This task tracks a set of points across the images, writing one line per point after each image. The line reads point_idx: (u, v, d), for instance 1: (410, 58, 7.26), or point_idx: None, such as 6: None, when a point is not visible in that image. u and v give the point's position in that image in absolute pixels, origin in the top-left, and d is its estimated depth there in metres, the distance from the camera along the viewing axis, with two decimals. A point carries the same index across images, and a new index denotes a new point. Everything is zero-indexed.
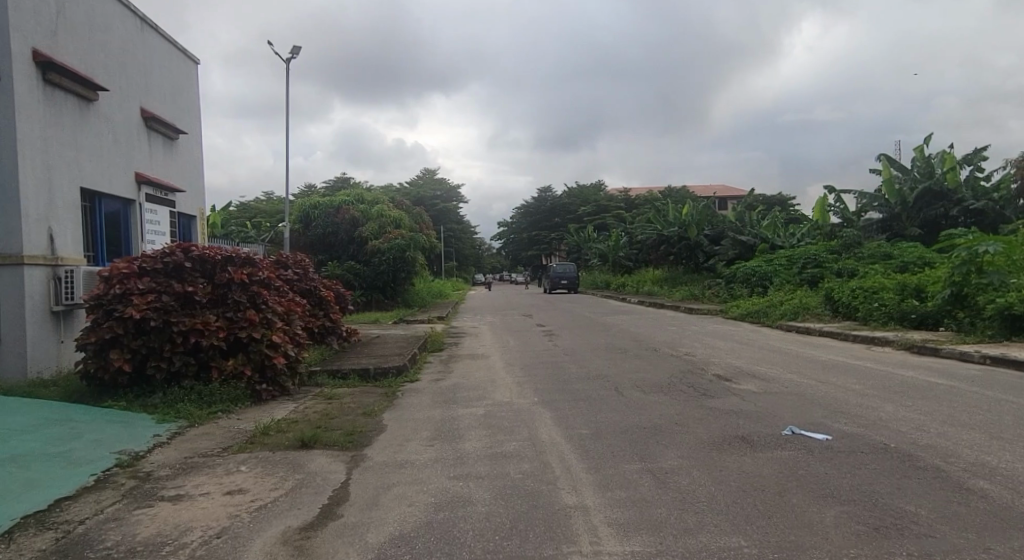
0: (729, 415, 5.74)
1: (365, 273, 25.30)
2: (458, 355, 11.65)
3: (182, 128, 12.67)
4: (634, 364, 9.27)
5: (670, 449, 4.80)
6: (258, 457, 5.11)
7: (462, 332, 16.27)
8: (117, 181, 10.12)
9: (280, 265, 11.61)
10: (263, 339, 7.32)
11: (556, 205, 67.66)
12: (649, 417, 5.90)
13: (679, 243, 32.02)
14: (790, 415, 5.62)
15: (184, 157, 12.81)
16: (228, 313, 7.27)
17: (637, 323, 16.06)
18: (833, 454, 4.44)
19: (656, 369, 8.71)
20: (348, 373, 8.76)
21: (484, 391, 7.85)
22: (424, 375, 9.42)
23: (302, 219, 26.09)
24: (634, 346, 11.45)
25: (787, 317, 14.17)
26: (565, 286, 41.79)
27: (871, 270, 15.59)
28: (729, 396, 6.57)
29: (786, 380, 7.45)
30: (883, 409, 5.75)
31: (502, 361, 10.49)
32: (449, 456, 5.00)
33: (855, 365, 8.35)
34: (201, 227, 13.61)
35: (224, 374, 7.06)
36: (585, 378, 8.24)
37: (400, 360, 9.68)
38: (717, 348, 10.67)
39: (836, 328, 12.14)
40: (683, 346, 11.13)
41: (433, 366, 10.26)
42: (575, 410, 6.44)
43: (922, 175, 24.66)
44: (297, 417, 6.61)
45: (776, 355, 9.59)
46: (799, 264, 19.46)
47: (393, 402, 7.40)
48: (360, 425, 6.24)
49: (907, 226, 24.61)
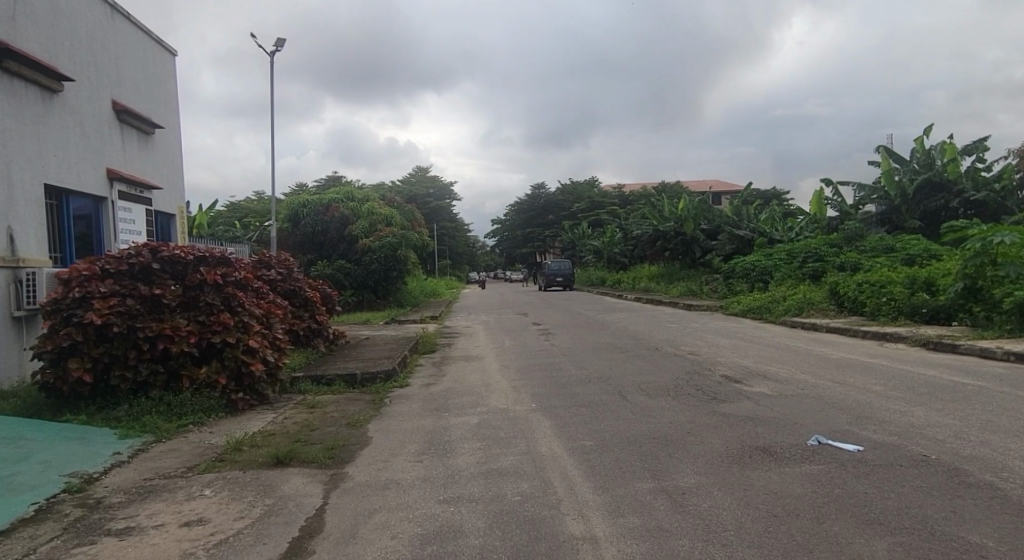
0: (746, 422, 5.25)
1: (355, 272, 24.74)
2: (452, 357, 11.13)
3: (159, 122, 12.08)
4: (636, 364, 8.78)
5: (686, 464, 4.30)
6: (225, 478, 4.58)
7: (455, 332, 15.75)
8: (87, 178, 9.54)
9: (263, 264, 11.07)
10: (238, 344, 6.80)
11: (549, 201, 67.17)
12: (658, 425, 5.40)
13: (675, 238, 31.60)
14: (813, 422, 5.13)
15: (161, 152, 12.21)
16: (200, 317, 6.74)
17: (635, 321, 15.60)
18: (869, 469, 3.95)
19: (660, 369, 8.22)
20: (333, 379, 8.23)
21: (478, 397, 7.33)
22: (414, 379, 8.90)
23: (291, 217, 25.49)
24: (634, 345, 10.97)
25: (791, 312, 13.74)
26: (560, 283, 41.34)
27: (875, 263, 15.19)
28: (742, 401, 6.08)
29: (800, 381, 6.97)
30: (912, 413, 5.28)
31: (497, 363, 9.99)
32: (439, 474, 4.48)
33: (871, 364, 7.88)
34: (181, 225, 13.03)
35: (196, 383, 6.54)
36: (586, 381, 7.73)
37: (389, 363, 9.16)
38: (722, 347, 10.19)
39: (844, 323, 11.71)
40: (686, 344, 10.65)
41: (425, 369, 9.73)
42: (576, 418, 5.94)
43: (922, 167, 24.34)
44: (274, 429, 6.08)
45: (785, 353, 9.11)
46: (799, 258, 19.05)
47: (380, 410, 6.88)
48: (343, 438, 5.71)
49: (907, 218, 24.28)
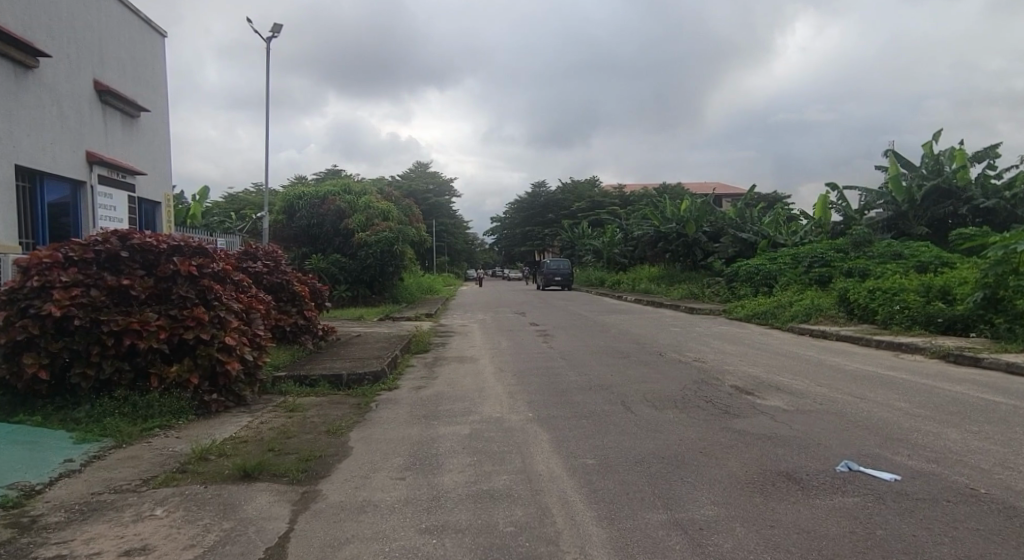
0: (765, 442, 4.76)
1: (350, 267, 24.22)
2: (445, 358, 10.63)
3: (145, 106, 11.55)
4: (639, 371, 8.28)
5: (702, 492, 3.79)
6: (182, 495, 4.07)
7: (450, 331, 15.24)
8: (63, 160, 9.02)
9: (248, 256, 10.59)
10: (213, 342, 6.30)
11: (550, 200, 66.71)
12: (667, 442, 4.91)
13: (677, 240, 31.14)
14: (840, 444, 4.63)
15: (146, 137, 11.67)
16: (172, 311, 6.24)
17: (636, 324, 15.10)
18: (912, 504, 3.47)
19: (665, 378, 7.73)
20: (317, 379, 7.74)
21: (470, 403, 6.83)
22: (403, 381, 8.40)
23: (285, 210, 24.95)
24: (636, 350, 10.47)
25: (798, 319, 13.25)
26: (559, 282, 40.87)
27: (885, 270, 14.75)
28: (757, 417, 5.60)
29: (817, 395, 6.49)
30: (947, 435, 4.79)
31: (492, 366, 9.48)
32: (422, 496, 3.98)
33: (890, 377, 7.40)
34: (167, 214, 12.51)
35: (165, 383, 6.03)
36: (586, 388, 7.22)
37: (378, 363, 8.66)
38: (729, 354, 9.69)
39: (855, 332, 11.23)
40: (692, 351, 10.16)
41: (415, 371, 9.22)
42: (576, 432, 5.45)
43: (931, 172, 23.91)
44: (248, 435, 5.57)
45: (796, 363, 8.61)
46: (804, 262, 18.58)
47: (364, 416, 6.38)
48: (320, 448, 5.21)
49: (914, 224, 23.89)
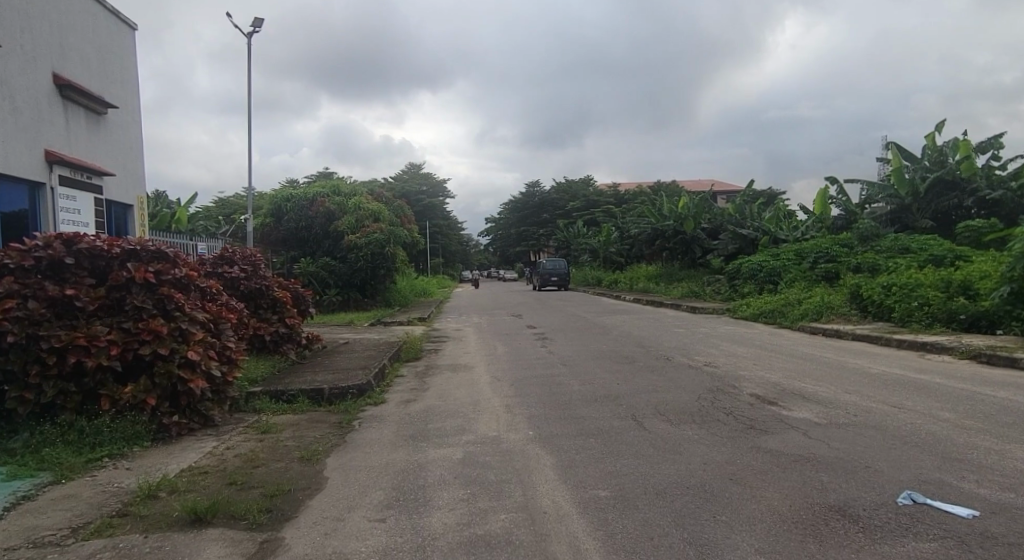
0: (805, 466, 4.09)
1: (340, 270, 23.50)
2: (438, 366, 9.94)
3: (113, 102, 10.85)
4: (648, 379, 7.61)
5: (742, 537, 3.12)
6: (115, 548, 3.36)
7: (444, 336, 14.54)
8: (18, 159, 8.30)
9: (224, 260, 9.86)
10: (174, 357, 5.63)
11: (544, 200, 66.08)
12: (691, 467, 4.24)
13: (675, 238, 30.54)
14: (892, 468, 3.97)
15: (115, 136, 10.97)
16: (126, 324, 5.56)
17: (638, 325, 14.45)
18: (1007, 552, 2.80)
19: (677, 386, 7.06)
20: (296, 394, 7.05)
21: (463, 420, 6.14)
22: (392, 395, 7.71)
23: (273, 212, 24.19)
24: (641, 354, 9.81)
25: (809, 317, 12.61)
26: (555, 283, 40.22)
27: (895, 265, 14.17)
28: (790, 433, 4.94)
29: (850, 405, 5.83)
30: (1014, 455, 4.14)
31: (488, 375, 8.79)
32: (404, 546, 3.29)
33: (923, 381, 6.75)
34: (140, 217, 11.79)
35: (119, 405, 5.35)
36: (591, 401, 6.55)
37: (364, 375, 7.96)
38: (742, 358, 9.04)
39: (872, 331, 10.62)
40: (701, 354, 9.50)
41: (404, 382, 8.53)
42: (585, 454, 4.77)
43: (934, 164, 23.44)
44: (208, 465, 4.86)
45: (816, 367, 7.96)
46: (809, 258, 17.99)
47: (345, 437, 5.70)
48: (290, 479, 4.51)
49: (918, 218, 23.40)
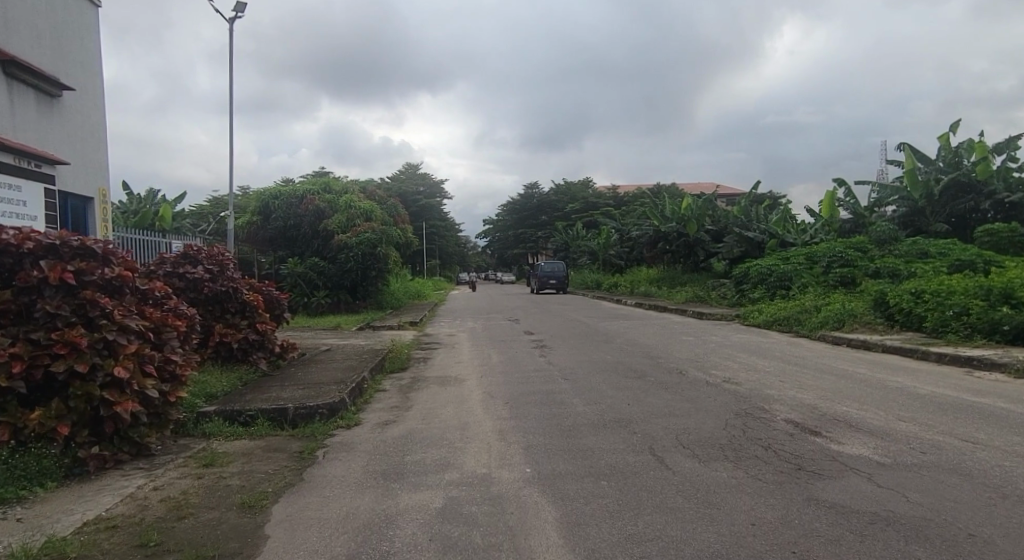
0: (890, 534, 3.10)
1: (330, 271, 22.46)
2: (425, 379, 8.93)
3: (69, 84, 9.81)
4: (662, 400, 6.64)
5: None
6: None
7: (435, 343, 13.54)
8: None
9: (187, 258, 8.78)
10: (96, 377, 4.63)
11: (543, 202, 65.20)
12: (738, 531, 3.24)
13: (677, 240, 29.60)
14: (1010, 539, 2.99)
15: (71, 121, 9.93)
16: (35, 333, 4.59)
17: (644, 332, 13.49)
18: None
19: (698, 410, 6.07)
20: (255, 415, 6.09)
21: (448, 451, 5.15)
22: (369, 415, 6.72)
23: (260, 210, 23.15)
24: (651, 367, 8.83)
25: (830, 326, 11.65)
26: (553, 285, 39.26)
27: (920, 270, 13.26)
28: (852, 478, 3.95)
29: (912, 437, 4.86)
30: None
31: (479, 391, 7.78)
32: None
33: (986, 406, 5.79)
34: (101, 211, 10.74)
35: (22, 434, 4.37)
36: (600, 428, 5.57)
37: (337, 391, 6.96)
38: (767, 373, 8.04)
39: (903, 343, 9.69)
40: (718, 369, 8.50)
41: (386, 399, 7.54)
42: (596, 504, 3.78)
43: (949, 166, 22.56)
44: (122, 514, 3.85)
45: (854, 386, 6.97)
46: (823, 262, 17.07)
47: (304, 473, 4.70)
48: (220, 539, 3.50)
49: (931, 221, 22.59)
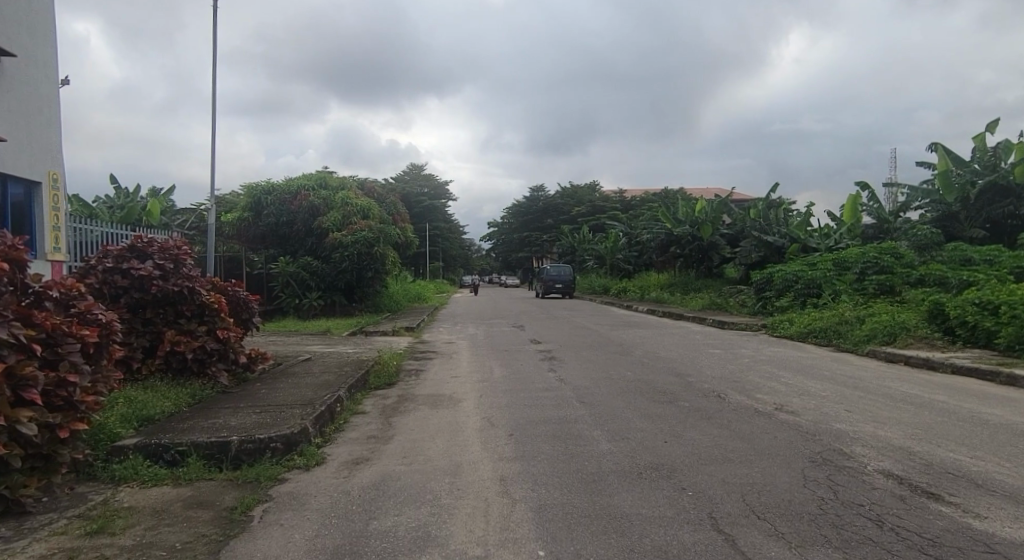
0: None
1: (323, 271, 21.17)
2: (413, 398, 7.55)
3: (11, 50, 8.50)
4: (707, 436, 5.24)
5: None
6: None
7: (431, 352, 12.15)
8: None
9: (135, 252, 7.42)
10: None
11: (548, 205, 64.05)
12: None
13: (691, 245, 28.24)
14: None
15: (13, 94, 8.64)
16: None
17: (665, 344, 12.09)
18: None
19: (759, 453, 4.67)
20: (186, 451, 4.74)
21: (430, 514, 3.76)
22: (336, 449, 5.33)
23: (252, 206, 21.91)
24: (681, 389, 7.43)
25: (879, 340, 10.23)
26: (558, 290, 37.96)
27: (975, 277, 11.89)
28: None
29: None
30: None
31: (477, 417, 6.40)
32: None
33: None
34: (52, 198, 9.42)
35: None
36: (635, 481, 4.17)
37: (298, 418, 5.58)
38: (826, 399, 6.61)
39: (975, 362, 8.29)
40: (764, 393, 7.08)
41: (362, 427, 6.15)
42: None
43: (986, 167, 21.02)
44: None
45: (945, 421, 5.55)
46: (856, 268, 15.69)
47: (223, 550, 3.31)
48: None
49: (966, 227, 21.21)
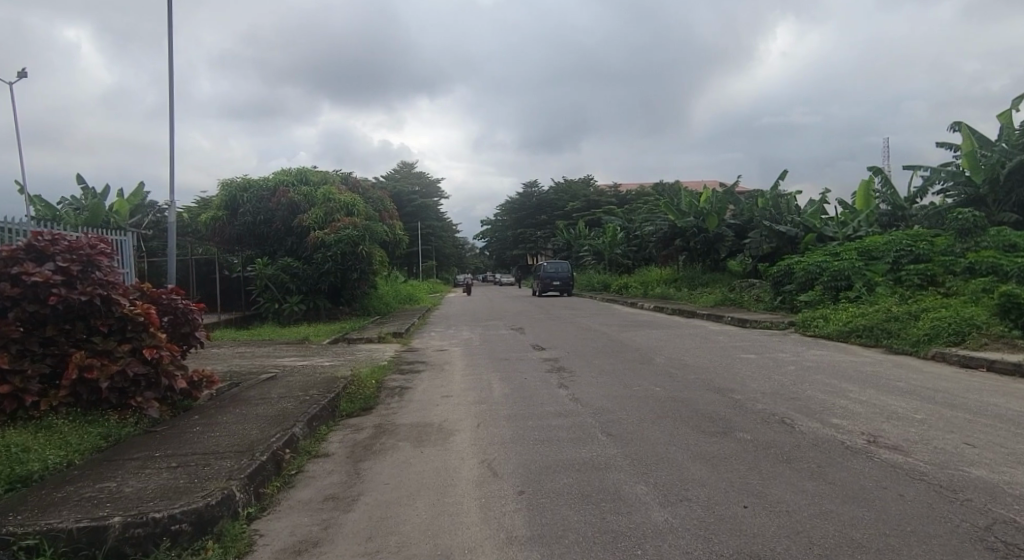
0: None
1: (304, 273, 19.43)
2: (393, 431, 5.97)
3: None
4: (798, 495, 3.68)
5: None
6: None
7: (420, 362, 10.57)
8: None
9: (32, 252, 5.78)
10: None
11: (542, 201, 62.48)
12: None
13: (696, 237, 26.74)
14: None
15: None
16: None
17: (689, 348, 10.54)
18: None
19: (898, 531, 3.10)
20: (36, 547, 3.13)
21: None
22: (272, 527, 3.72)
23: (227, 205, 20.29)
24: (733, 412, 5.86)
25: (945, 340, 8.74)
26: (557, 288, 36.42)
27: None
28: None
29: None
30: None
31: (474, 463, 4.80)
32: None
33: None
34: None
35: None
36: None
37: (224, 477, 3.99)
38: (928, 427, 5.06)
39: None
40: (840, 417, 5.55)
41: (318, 482, 4.54)
42: None
43: (1015, 147, 19.52)
44: None
45: None
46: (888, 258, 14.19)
47: None
48: None
49: (995, 211, 19.75)
